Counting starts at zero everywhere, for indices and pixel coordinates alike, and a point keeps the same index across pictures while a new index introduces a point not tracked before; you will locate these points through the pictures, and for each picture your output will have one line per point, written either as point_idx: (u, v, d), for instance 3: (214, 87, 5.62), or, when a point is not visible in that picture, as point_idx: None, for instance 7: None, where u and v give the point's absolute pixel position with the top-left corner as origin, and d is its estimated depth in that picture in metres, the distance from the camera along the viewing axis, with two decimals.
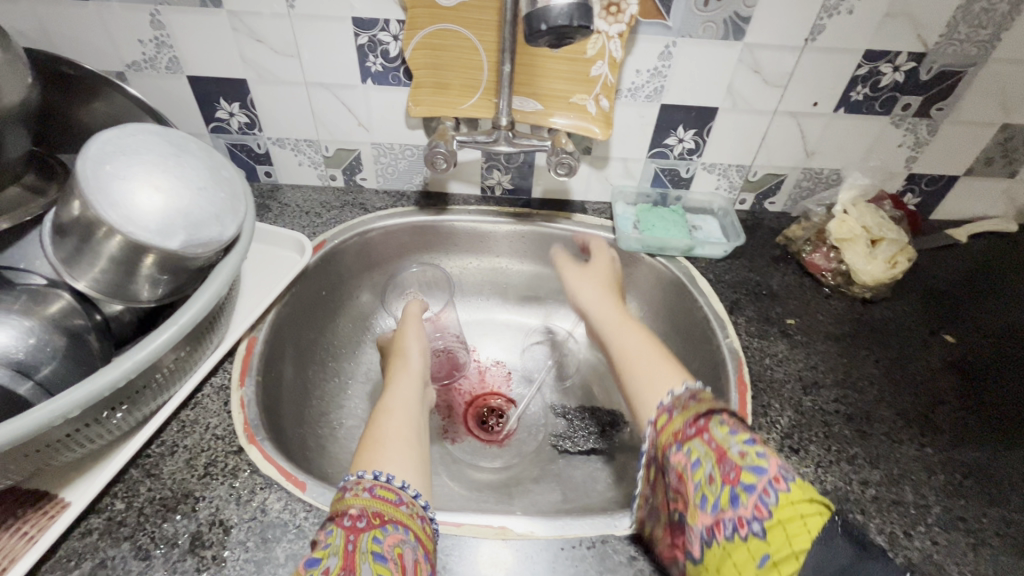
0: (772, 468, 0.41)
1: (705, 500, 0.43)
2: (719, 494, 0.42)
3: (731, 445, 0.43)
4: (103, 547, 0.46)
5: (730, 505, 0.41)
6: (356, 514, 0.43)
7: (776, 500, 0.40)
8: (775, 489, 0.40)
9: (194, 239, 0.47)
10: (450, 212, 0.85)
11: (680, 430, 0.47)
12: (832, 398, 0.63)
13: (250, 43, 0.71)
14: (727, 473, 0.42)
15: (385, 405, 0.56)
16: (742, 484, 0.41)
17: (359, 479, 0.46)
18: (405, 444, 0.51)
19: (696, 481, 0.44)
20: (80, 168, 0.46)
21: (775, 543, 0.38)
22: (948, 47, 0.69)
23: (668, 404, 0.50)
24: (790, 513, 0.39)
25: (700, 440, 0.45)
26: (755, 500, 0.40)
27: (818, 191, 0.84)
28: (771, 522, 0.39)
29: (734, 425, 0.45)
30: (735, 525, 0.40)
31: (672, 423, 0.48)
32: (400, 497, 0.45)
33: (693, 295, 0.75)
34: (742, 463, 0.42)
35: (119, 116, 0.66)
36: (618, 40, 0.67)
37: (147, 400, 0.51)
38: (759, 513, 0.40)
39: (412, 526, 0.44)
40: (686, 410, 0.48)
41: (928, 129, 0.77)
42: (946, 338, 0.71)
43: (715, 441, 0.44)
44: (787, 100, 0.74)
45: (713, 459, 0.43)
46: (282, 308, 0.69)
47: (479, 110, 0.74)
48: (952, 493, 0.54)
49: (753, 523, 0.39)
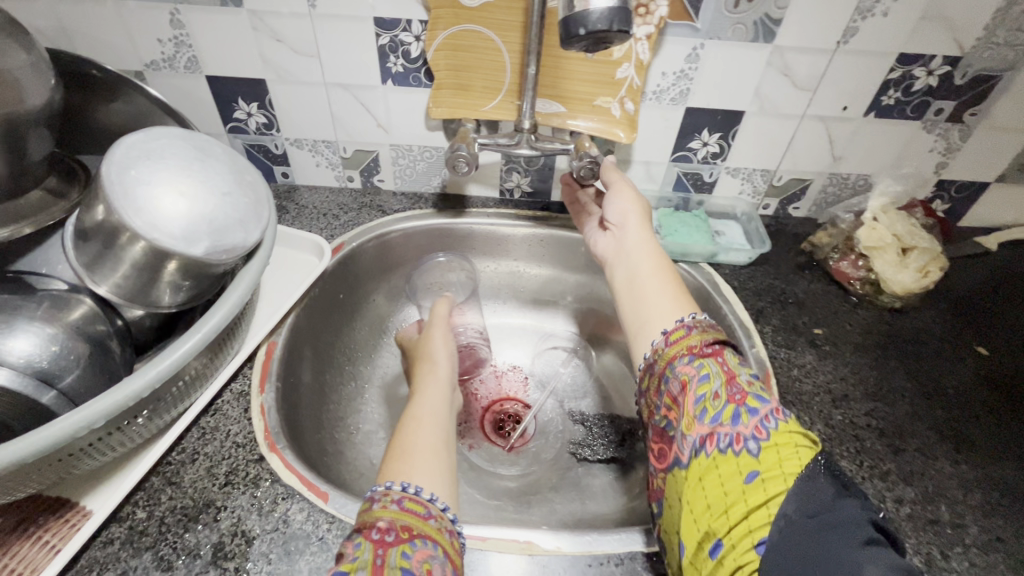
0: (773, 401, 0.46)
1: (705, 413, 0.47)
2: (722, 409, 0.46)
3: (741, 372, 0.48)
4: (124, 557, 0.45)
5: (730, 421, 0.45)
6: (384, 526, 0.41)
7: (774, 427, 0.44)
8: (774, 418, 0.45)
9: (218, 246, 0.46)
10: (468, 214, 0.84)
11: (695, 346, 0.52)
12: (863, 411, 0.61)
13: (270, 43, 0.70)
14: (734, 394, 0.47)
15: (412, 413, 0.55)
16: (747, 406, 0.46)
17: (387, 490, 0.44)
18: (432, 454, 0.50)
19: (701, 393, 0.48)
20: (103, 172, 0.45)
21: (766, 461, 0.42)
22: (986, 50, 0.67)
23: (689, 321, 0.54)
24: (785, 438, 0.43)
25: (713, 360, 0.50)
26: (756, 422, 0.45)
27: (844, 197, 0.83)
28: (767, 444, 0.43)
29: (744, 359, 0.51)
30: (730, 441, 0.44)
31: (688, 338, 0.52)
32: (428, 510, 0.44)
33: (717, 303, 0.74)
34: (749, 390, 0.47)
35: (139, 116, 0.66)
36: (646, 42, 0.66)
37: (169, 407, 0.50)
38: (757, 433, 0.44)
39: (441, 541, 0.42)
40: (703, 331, 0.53)
41: (961, 135, 0.75)
42: (978, 350, 0.69)
43: (727, 365, 0.49)
44: (816, 104, 0.73)
45: (723, 379, 0.48)
46: (300, 312, 0.68)
47: (500, 112, 0.73)
48: (990, 512, 0.53)
49: (749, 441, 0.44)
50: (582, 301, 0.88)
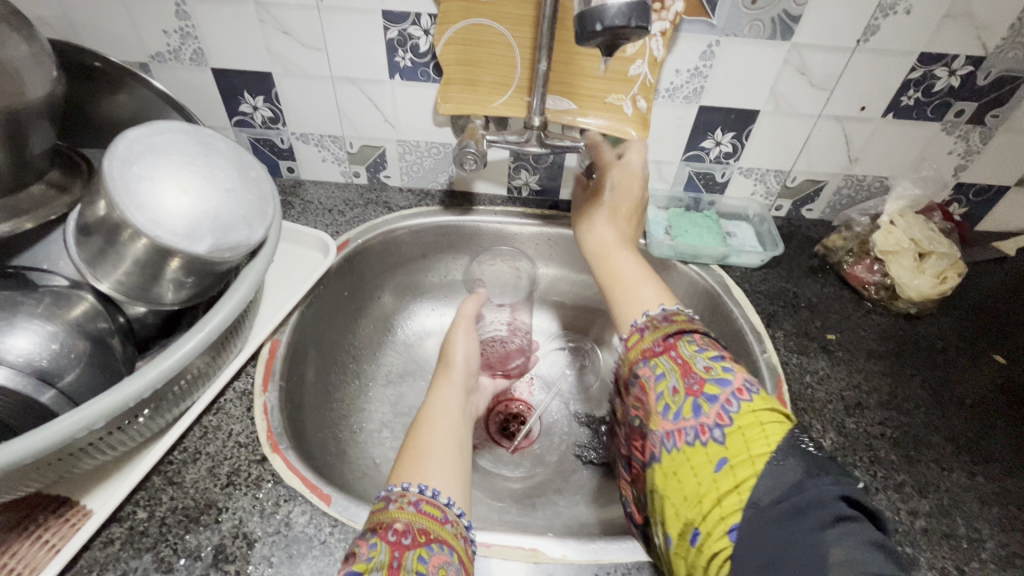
0: (735, 381, 0.46)
1: (668, 409, 0.47)
2: (682, 403, 0.47)
3: (697, 361, 0.49)
4: (124, 558, 0.45)
5: (692, 414, 0.45)
6: (401, 529, 0.41)
7: (737, 409, 0.44)
8: (737, 400, 0.44)
9: (221, 243, 0.45)
10: (476, 212, 0.83)
11: (648, 347, 0.53)
12: (877, 420, 0.60)
13: (276, 36, 0.69)
14: (691, 385, 0.47)
15: (424, 413, 0.54)
16: (705, 394, 0.46)
17: (405, 491, 0.44)
18: (448, 456, 0.49)
19: (660, 391, 0.49)
20: (106, 167, 0.44)
21: (733, 446, 0.42)
22: (1010, 50, 0.65)
23: (641, 323, 0.56)
24: (749, 420, 0.43)
25: (666, 356, 0.51)
26: (717, 409, 0.44)
27: (859, 199, 0.81)
28: (731, 429, 0.43)
29: (702, 345, 0.51)
30: (696, 433, 0.44)
31: (642, 340, 0.54)
32: (445, 515, 0.43)
33: (728, 306, 0.72)
34: (706, 376, 0.47)
35: (143, 109, 0.65)
36: (660, 38, 0.64)
37: (170, 406, 0.49)
38: (720, 420, 0.44)
39: (456, 547, 0.42)
40: (656, 330, 0.54)
41: (982, 137, 0.73)
42: (995, 358, 0.68)
43: (681, 358, 0.50)
44: (834, 104, 0.71)
45: (678, 373, 0.49)
46: (305, 309, 0.68)
47: (509, 108, 0.72)
48: (1007, 526, 0.51)
49: (714, 429, 0.43)
50: (588, 301, 0.86)
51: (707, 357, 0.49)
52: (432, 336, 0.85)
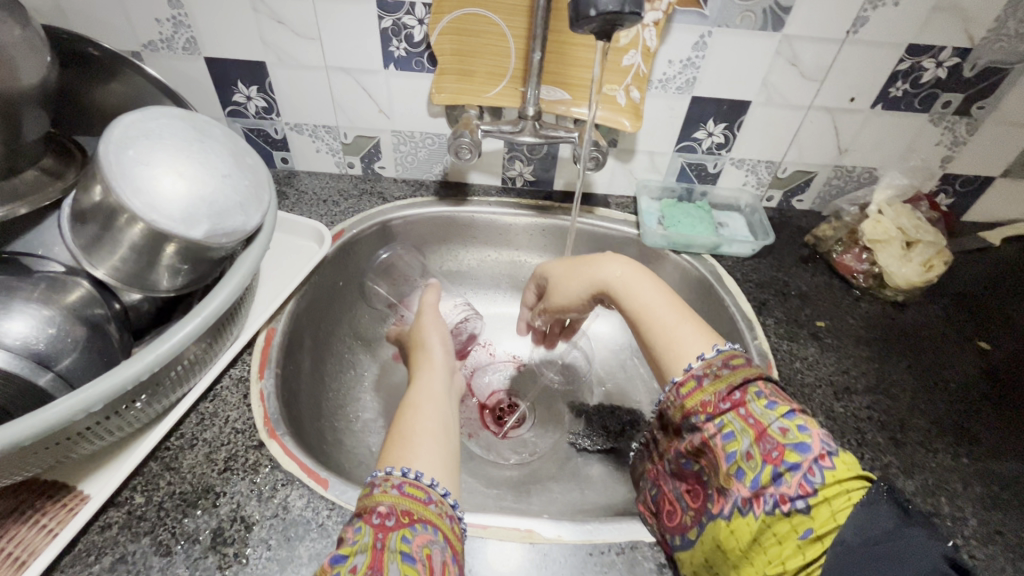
0: (816, 445, 0.41)
1: (742, 473, 0.43)
2: (759, 471, 0.42)
3: (772, 422, 0.43)
4: (122, 542, 0.45)
5: (771, 482, 0.41)
6: (385, 511, 0.42)
7: (822, 478, 0.40)
8: (820, 467, 0.40)
9: (218, 229, 0.45)
10: (470, 203, 0.83)
11: (711, 401, 0.46)
12: (865, 405, 0.61)
13: (270, 25, 0.69)
14: (769, 452, 0.42)
15: (410, 399, 0.55)
16: (786, 463, 0.41)
17: (388, 475, 0.44)
18: (432, 438, 0.49)
19: (731, 453, 0.44)
20: (102, 152, 0.44)
21: (819, 518, 0.39)
22: (996, 42, 0.66)
23: (698, 370, 0.48)
24: (837, 489, 0.39)
25: (735, 414, 0.45)
26: (798, 478, 0.40)
27: (849, 190, 0.82)
28: (816, 500, 0.39)
29: (772, 397, 0.45)
30: (776, 502, 0.40)
31: (701, 391, 0.47)
32: (428, 495, 0.43)
33: (719, 294, 0.73)
34: (785, 442, 0.42)
35: (136, 97, 0.65)
36: (653, 29, 0.65)
37: (167, 392, 0.50)
38: (803, 490, 0.40)
39: (441, 526, 0.43)
40: (717, 380, 0.46)
41: (968, 128, 0.74)
42: (980, 345, 0.69)
43: (752, 417, 0.44)
44: (824, 95, 0.72)
45: (751, 436, 0.43)
46: (301, 298, 0.68)
47: (504, 99, 0.72)
48: (989, 505, 0.53)
49: (796, 500, 0.40)
50: None
51: (780, 416, 0.43)
52: None
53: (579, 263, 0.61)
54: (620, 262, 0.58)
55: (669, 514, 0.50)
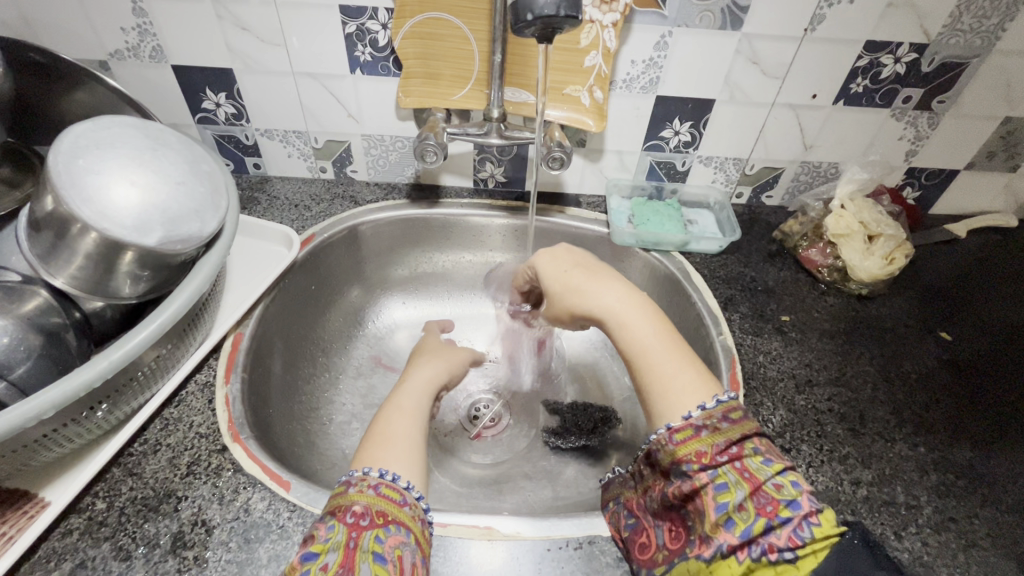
0: (807, 502, 0.40)
1: (732, 524, 0.41)
2: (751, 522, 0.40)
3: (766, 477, 0.42)
4: (83, 548, 0.45)
5: (761, 533, 0.39)
6: (359, 511, 0.42)
7: (810, 534, 0.39)
8: (809, 523, 0.39)
9: (172, 236, 0.46)
10: (442, 205, 0.84)
11: (707, 452, 0.44)
12: (826, 397, 0.62)
13: (235, 32, 0.69)
14: (763, 505, 0.40)
15: (397, 404, 0.55)
16: (780, 517, 0.40)
17: (365, 475, 0.45)
18: (410, 441, 0.50)
19: (722, 502, 0.41)
20: (52, 162, 0.44)
21: (805, 570, 0.38)
22: (951, 37, 0.67)
23: (697, 420, 0.45)
24: (824, 544, 0.38)
25: (732, 467, 0.43)
26: (789, 531, 0.39)
27: (816, 185, 0.83)
28: (803, 552, 0.38)
29: (767, 455, 0.44)
30: (763, 551, 0.39)
31: (699, 441, 0.44)
32: (404, 497, 0.44)
33: (687, 291, 0.74)
34: (779, 496, 0.41)
35: (101, 106, 0.65)
36: (612, 29, 0.66)
37: (128, 398, 0.51)
38: (792, 542, 0.39)
39: (414, 528, 0.43)
40: (715, 432, 0.45)
41: (929, 122, 0.75)
42: (942, 337, 0.70)
43: (748, 471, 0.42)
44: (786, 92, 0.73)
45: (747, 489, 0.41)
46: (270, 302, 0.68)
47: (470, 101, 0.73)
48: (944, 493, 0.54)
49: (784, 551, 0.38)
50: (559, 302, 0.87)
51: (775, 473, 0.42)
52: (403, 328, 0.86)
53: (584, 277, 0.58)
54: (615, 290, 0.55)
55: (640, 547, 0.47)
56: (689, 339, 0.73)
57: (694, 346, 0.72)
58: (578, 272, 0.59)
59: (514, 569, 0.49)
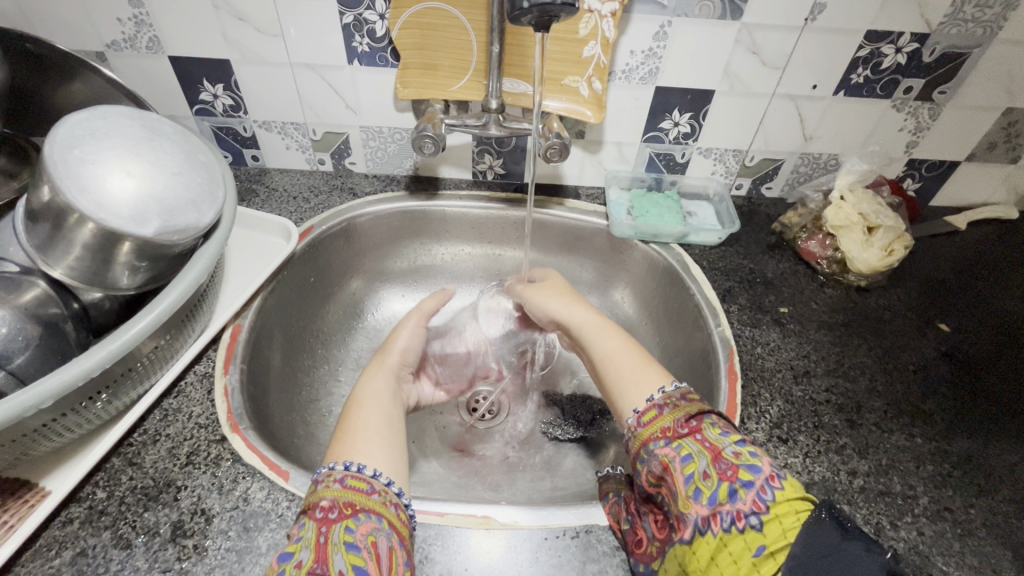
0: (766, 467, 0.41)
1: (700, 493, 0.42)
2: (716, 489, 0.41)
3: (726, 445, 0.43)
4: (84, 536, 0.46)
5: (727, 499, 0.40)
6: (327, 505, 0.42)
7: (773, 497, 0.40)
8: (771, 487, 0.40)
9: (168, 226, 0.46)
10: (440, 197, 0.83)
11: (670, 427, 0.46)
12: (823, 388, 0.62)
13: (232, 22, 0.69)
14: (724, 471, 0.42)
15: (356, 401, 0.55)
16: (741, 480, 0.41)
17: (331, 471, 0.45)
18: (373, 432, 0.51)
19: (688, 474, 0.43)
20: (47, 152, 0.44)
21: (772, 536, 0.38)
22: (953, 27, 0.66)
23: (660, 400, 0.48)
24: (786, 507, 0.39)
25: (693, 439, 0.45)
26: (752, 495, 0.40)
27: (816, 177, 0.83)
28: (768, 517, 0.39)
29: (725, 428, 0.46)
30: (731, 519, 0.40)
31: (661, 418, 0.47)
32: (371, 486, 0.44)
33: (686, 283, 0.74)
34: (738, 462, 0.42)
35: (98, 97, 0.65)
36: (610, 19, 0.65)
37: (129, 387, 0.51)
38: (757, 507, 0.39)
39: (385, 514, 0.43)
40: (676, 409, 0.47)
41: (930, 113, 0.75)
42: (941, 328, 0.70)
43: (708, 441, 0.44)
44: (786, 83, 0.72)
45: (708, 457, 0.43)
46: (268, 294, 0.68)
47: (468, 92, 0.72)
48: (940, 483, 0.54)
49: (750, 516, 0.39)
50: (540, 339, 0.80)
51: (734, 441, 0.44)
52: None
53: (561, 291, 0.67)
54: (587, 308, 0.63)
55: (637, 542, 0.47)
56: (687, 333, 0.73)
57: (692, 339, 0.71)
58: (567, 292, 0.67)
59: (512, 558, 0.49)
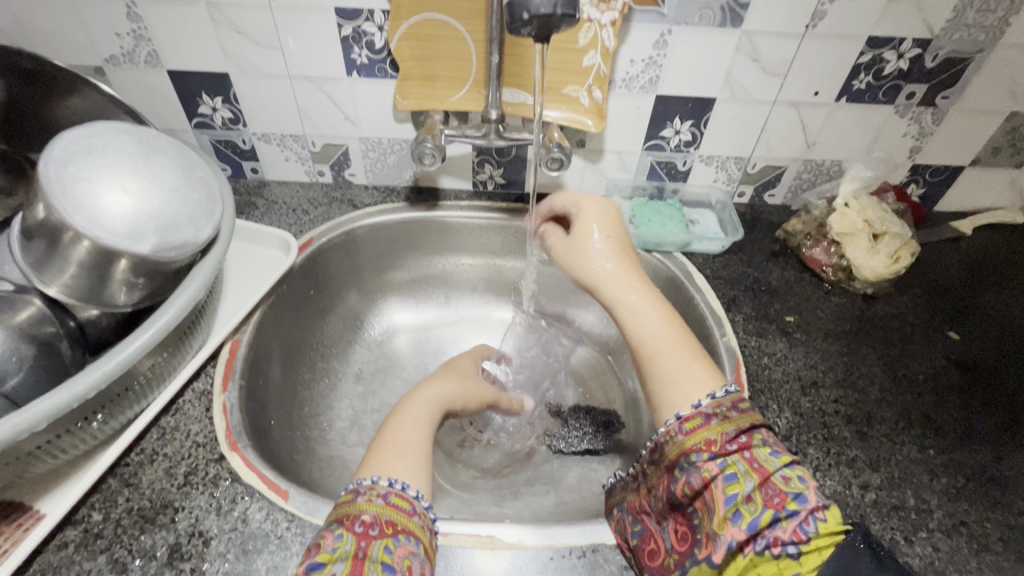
0: (814, 496, 0.40)
1: (740, 517, 0.41)
2: (758, 514, 0.40)
3: (775, 469, 0.42)
4: (78, 561, 0.45)
5: (768, 526, 0.40)
6: (368, 520, 0.41)
7: (816, 529, 0.39)
8: (815, 518, 0.39)
9: (165, 243, 0.45)
10: (441, 207, 0.83)
11: (718, 440, 0.44)
12: (832, 399, 0.61)
13: (230, 36, 0.69)
14: (770, 497, 0.41)
15: (406, 412, 0.56)
16: (786, 509, 0.40)
17: (374, 484, 0.45)
18: (417, 453, 0.50)
19: (730, 495, 0.41)
20: (42, 169, 0.44)
21: (808, 566, 0.38)
22: (955, 32, 0.66)
23: (707, 408, 0.46)
24: (828, 541, 0.39)
25: (741, 456, 0.43)
26: (794, 525, 0.39)
27: (819, 184, 0.82)
28: (807, 547, 0.39)
29: (775, 446, 0.44)
30: (767, 545, 0.39)
31: (711, 430, 0.45)
32: (413, 507, 0.44)
33: (689, 291, 0.73)
34: (786, 489, 0.41)
35: (96, 112, 0.65)
36: (611, 28, 0.65)
37: (125, 406, 0.50)
38: (797, 537, 0.39)
39: (423, 538, 0.42)
40: (725, 420, 0.45)
41: (933, 119, 0.74)
42: (950, 336, 0.69)
43: (757, 461, 0.43)
44: (787, 89, 0.72)
45: (755, 480, 0.42)
46: (267, 308, 0.67)
47: (468, 102, 0.72)
48: (955, 496, 0.53)
49: (789, 545, 0.39)
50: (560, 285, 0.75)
51: (783, 464, 0.42)
52: (402, 333, 0.85)
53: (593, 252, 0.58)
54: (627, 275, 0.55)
55: (650, 554, 0.47)
56: None
57: None
58: (609, 243, 0.58)
59: None
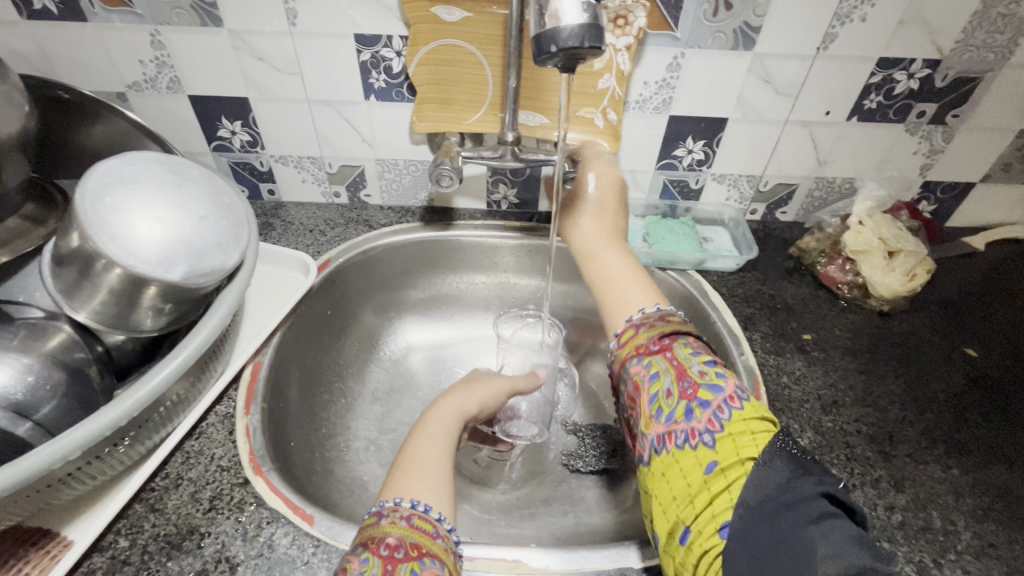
0: (728, 388, 0.46)
1: (661, 411, 0.47)
2: (675, 406, 0.47)
3: (692, 364, 0.48)
4: None
5: (684, 417, 0.46)
6: (394, 543, 0.42)
7: (729, 416, 0.44)
8: (728, 407, 0.45)
9: (195, 270, 0.46)
10: (456, 227, 0.83)
11: (644, 344, 0.53)
12: (853, 418, 0.61)
13: (251, 62, 0.70)
14: (685, 389, 0.47)
15: (428, 431, 0.55)
16: (699, 399, 0.46)
17: (397, 506, 0.45)
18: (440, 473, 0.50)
19: (653, 392, 0.49)
20: (77, 200, 0.45)
21: (722, 452, 0.43)
22: (965, 53, 0.67)
23: (638, 320, 0.55)
24: (740, 426, 0.44)
25: (662, 356, 0.50)
26: (708, 415, 0.45)
27: (831, 202, 0.83)
28: (721, 435, 0.44)
29: (697, 349, 0.51)
30: (686, 435, 0.45)
31: (638, 336, 0.54)
32: (436, 530, 0.44)
33: (705, 310, 0.73)
34: (701, 381, 0.47)
35: (120, 138, 0.66)
36: (625, 53, 0.66)
37: (152, 431, 0.50)
38: (711, 425, 0.44)
39: (447, 561, 0.42)
40: (652, 328, 0.53)
41: (944, 136, 0.75)
42: (968, 353, 0.69)
43: (676, 359, 0.50)
44: (799, 109, 0.73)
45: (673, 375, 0.48)
46: (287, 330, 0.68)
47: (484, 124, 0.73)
48: (982, 517, 0.52)
49: (704, 434, 0.44)
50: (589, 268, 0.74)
51: (700, 361, 0.49)
52: (417, 351, 0.86)
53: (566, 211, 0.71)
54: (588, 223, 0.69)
55: None
56: None
57: None
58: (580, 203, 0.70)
59: None
